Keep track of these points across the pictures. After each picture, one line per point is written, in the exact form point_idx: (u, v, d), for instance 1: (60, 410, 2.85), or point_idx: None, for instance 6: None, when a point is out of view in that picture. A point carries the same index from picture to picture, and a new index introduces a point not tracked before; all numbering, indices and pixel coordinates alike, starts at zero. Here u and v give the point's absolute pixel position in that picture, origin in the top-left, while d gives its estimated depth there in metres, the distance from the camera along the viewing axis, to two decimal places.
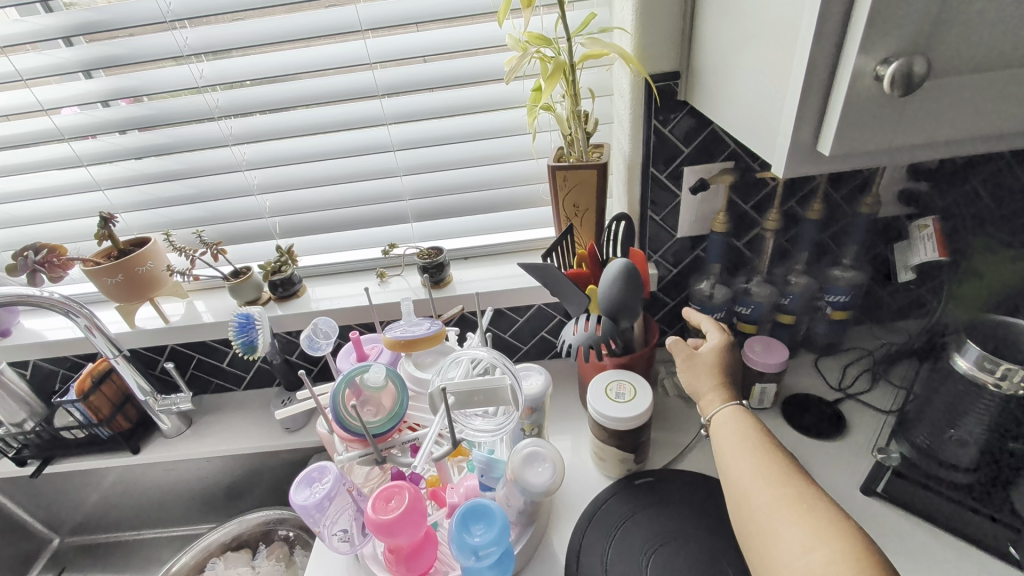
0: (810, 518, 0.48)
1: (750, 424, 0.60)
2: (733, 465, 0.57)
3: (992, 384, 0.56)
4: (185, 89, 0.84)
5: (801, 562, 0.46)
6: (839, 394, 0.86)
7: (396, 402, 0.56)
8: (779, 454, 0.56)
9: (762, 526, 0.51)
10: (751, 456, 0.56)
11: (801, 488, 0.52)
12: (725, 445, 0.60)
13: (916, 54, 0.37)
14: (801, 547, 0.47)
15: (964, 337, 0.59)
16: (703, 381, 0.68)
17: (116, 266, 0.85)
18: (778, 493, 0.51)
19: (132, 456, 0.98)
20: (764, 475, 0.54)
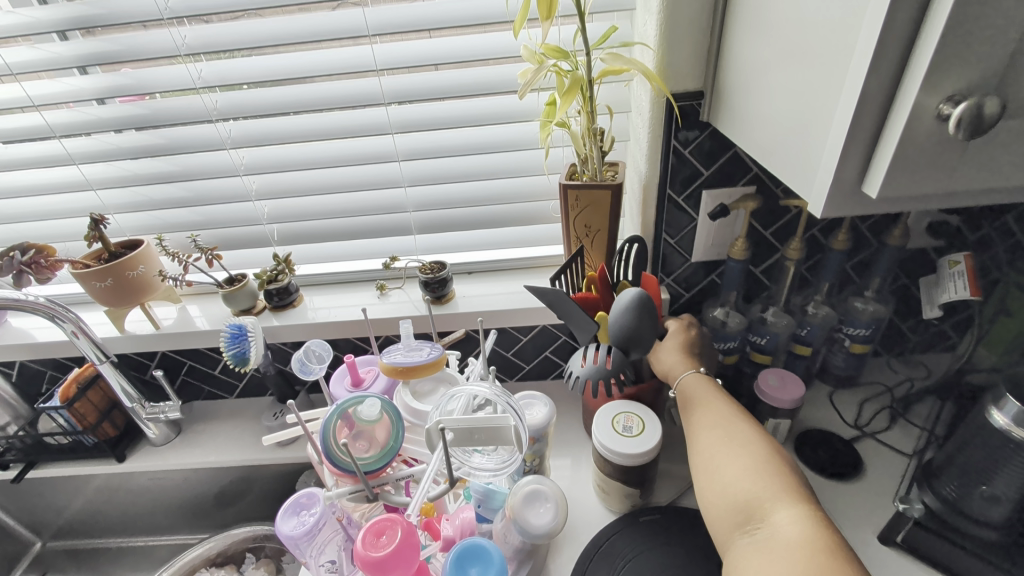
0: (741, 450, 0.53)
1: (701, 377, 0.64)
2: (687, 413, 0.62)
3: None
4: (183, 89, 0.80)
5: (727, 485, 0.51)
6: (856, 431, 0.83)
7: (391, 436, 0.52)
8: (724, 400, 0.61)
9: (701, 459, 0.56)
10: (701, 404, 0.61)
11: (738, 427, 0.57)
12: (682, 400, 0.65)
13: (989, 94, 0.34)
14: (728, 472, 0.52)
15: (1004, 390, 0.56)
16: (667, 360, 0.68)
17: (105, 270, 0.82)
18: (719, 433, 0.56)
19: (117, 464, 0.94)
20: (710, 419, 0.59)
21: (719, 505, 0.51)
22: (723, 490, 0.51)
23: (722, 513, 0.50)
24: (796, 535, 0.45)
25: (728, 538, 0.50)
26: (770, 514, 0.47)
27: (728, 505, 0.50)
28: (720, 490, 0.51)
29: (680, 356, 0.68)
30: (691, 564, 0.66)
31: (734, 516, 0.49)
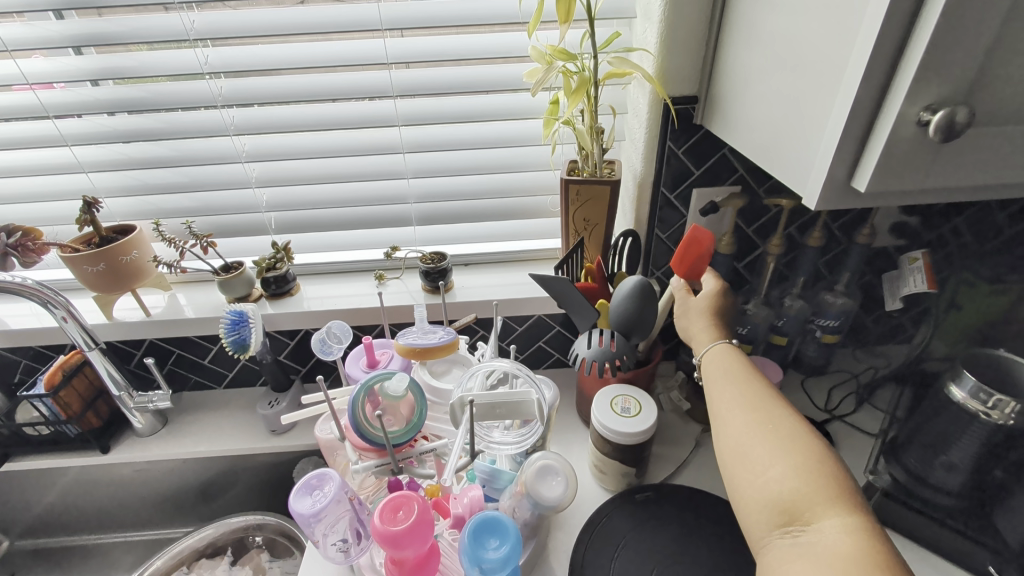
0: (781, 443, 0.49)
1: (731, 355, 0.61)
2: (718, 395, 0.58)
3: (983, 413, 0.61)
4: (187, 73, 0.80)
5: (766, 481, 0.48)
6: (827, 415, 0.90)
7: (415, 412, 0.55)
8: (759, 383, 0.57)
9: (734, 448, 0.52)
10: (733, 387, 0.57)
11: (776, 414, 0.52)
12: (711, 379, 0.61)
13: (962, 103, 0.40)
14: (767, 468, 0.48)
15: (960, 368, 0.64)
16: (698, 325, 0.67)
17: (98, 254, 0.80)
18: (754, 420, 0.52)
19: (101, 456, 0.92)
20: (743, 405, 0.54)
21: (753, 502, 0.48)
22: (762, 487, 0.48)
23: (759, 511, 0.47)
24: (843, 544, 0.41)
25: (764, 535, 0.47)
26: (814, 518, 0.44)
27: (766, 504, 0.47)
28: (757, 487, 0.48)
29: (706, 321, 0.67)
30: (684, 537, 0.71)
31: (773, 516, 0.46)
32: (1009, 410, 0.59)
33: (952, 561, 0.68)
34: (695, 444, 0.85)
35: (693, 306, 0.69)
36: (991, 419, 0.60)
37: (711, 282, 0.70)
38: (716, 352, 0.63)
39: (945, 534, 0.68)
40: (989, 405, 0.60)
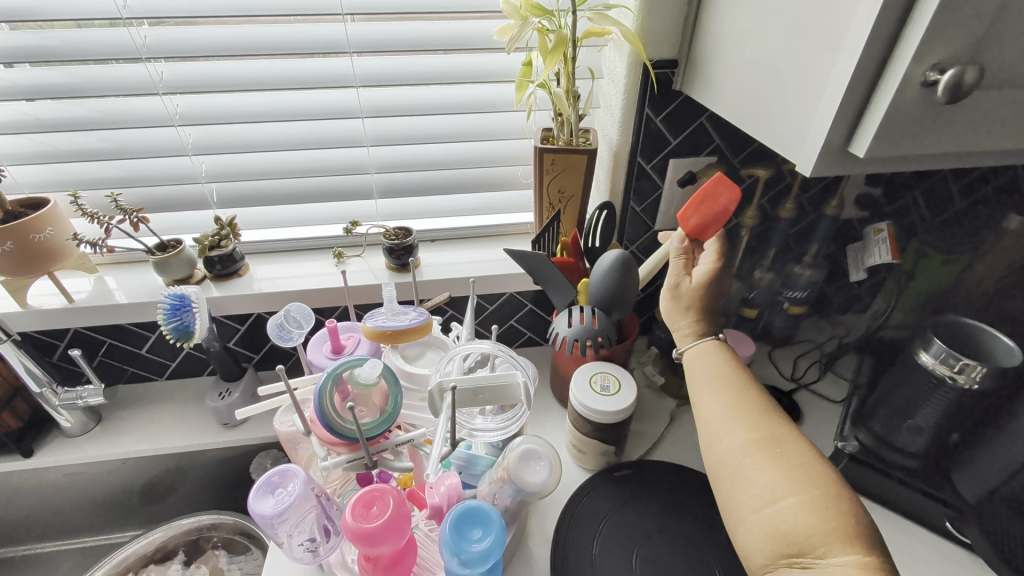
0: (787, 467, 0.46)
1: (720, 356, 0.57)
2: (704, 402, 0.55)
3: (950, 377, 0.62)
4: (102, 19, 0.68)
5: (773, 510, 0.45)
6: (793, 384, 0.92)
7: (389, 401, 0.50)
8: (752, 391, 0.53)
9: (729, 467, 0.49)
10: (719, 392, 0.54)
11: (776, 431, 0.49)
12: (697, 380, 0.57)
13: (970, 62, 0.38)
14: (773, 494, 0.45)
15: (930, 334, 0.65)
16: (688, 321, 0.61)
17: (2, 231, 0.68)
18: (755, 438, 0.49)
19: (22, 460, 0.81)
20: (740, 418, 0.51)
21: (757, 529, 0.45)
22: (769, 517, 0.45)
23: (765, 541, 0.44)
24: None
25: (770, 566, 0.44)
26: (827, 554, 0.41)
27: (775, 535, 0.44)
28: (763, 516, 0.45)
29: (694, 312, 0.61)
30: (666, 513, 0.70)
31: (780, 547, 0.44)
32: (975, 373, 0.60)
33: (916, 521, 0.70)
34: (670, 419, 0.85)
35: (681, 300, 0.62)
36: (957, 383, 0.62)
37: (708, 260, 0.63)
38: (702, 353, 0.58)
39: (908, 494, 0.69)
40: (956, 369, 0.61)
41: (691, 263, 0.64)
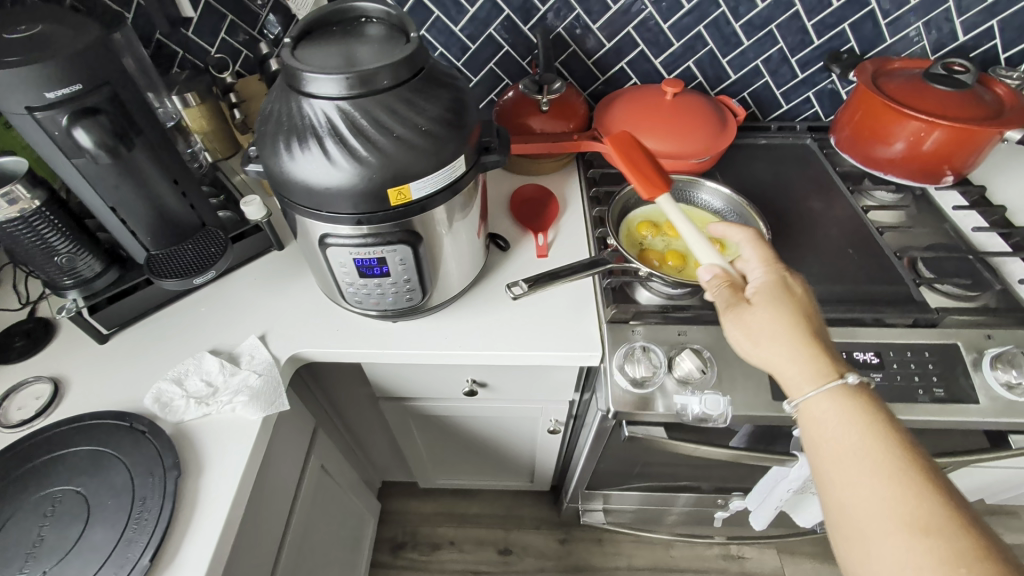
0: (873, 472, 0.49)
1: (837, 394, 0.54)
2: (817, 431, 0.54)
3: (18, 209, 0.66)
4: None
5: (865, 497, 0.49)
6: (28, 304, 0.85)
7: None
8: (904, 484, 0.48)
9: (833, 441, 0.53)
10: (869, 422, 0.52)
11: (900, 473, 0.48)
12: (829, 424, 0.53)
13: None
14: (866, 489, 0.49)
15: None
16: (778, 354, 0.57)
17: None
18: (881, 468, 0.49)
19: None
20: (876, 461, 0.49)
21: (867, 499, 0.49)
22: (854, 498, 0.49)
23: (873, 518, 0.48)
24: (918, 514, 0.46)
25: (887, 538, 0.46)
26: (935, 520, 0.45)
27: (873, 518, 0.48)
28: (851, 506, 0.49)
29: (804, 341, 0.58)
30: None
31: (898, 521, 0.47)
32: (18, 191, 0.65)
33: (167, 304, 0.83)
34: None
35: (789, 307, 0.60)
36: (27, 207, 0.67)
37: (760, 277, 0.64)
38: (861, 383, 0.54)
39: (139, 296, 0.79)
40: (9, 200, 0.65)
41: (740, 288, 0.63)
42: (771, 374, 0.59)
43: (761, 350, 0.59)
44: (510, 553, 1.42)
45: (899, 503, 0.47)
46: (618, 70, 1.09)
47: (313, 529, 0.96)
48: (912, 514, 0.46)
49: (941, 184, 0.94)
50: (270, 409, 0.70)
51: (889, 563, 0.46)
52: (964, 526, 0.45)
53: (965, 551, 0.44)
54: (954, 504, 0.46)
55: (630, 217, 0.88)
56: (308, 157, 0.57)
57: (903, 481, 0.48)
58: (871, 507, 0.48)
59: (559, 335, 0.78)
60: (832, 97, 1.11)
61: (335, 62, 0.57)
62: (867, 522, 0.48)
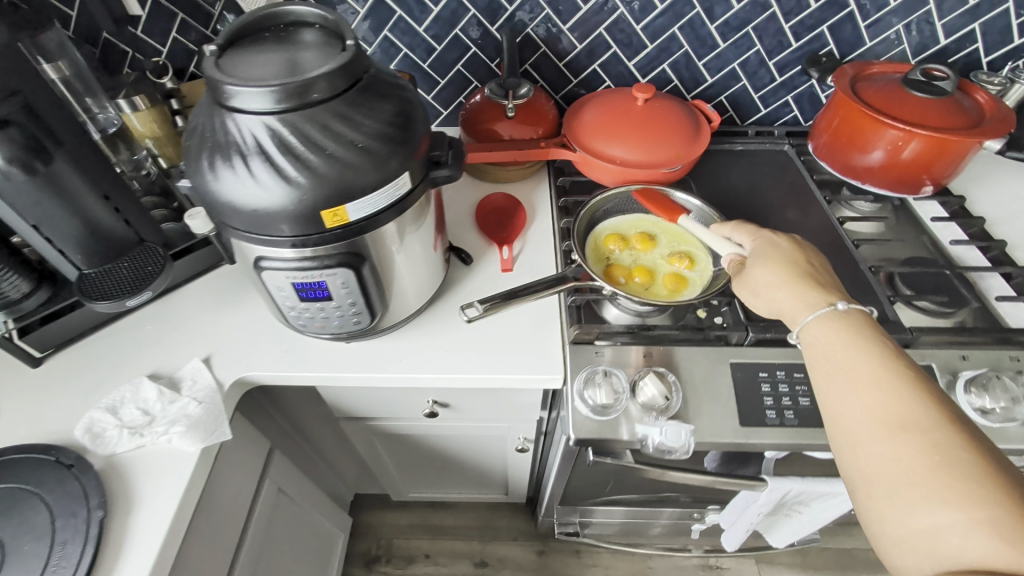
0: (863, 384, 0.52)
1: (830, 321, 0.58)
2: (814, 352, 0.57)
3: None
4: None
5: (855, 409, 0.51)
6: None
7: None
8: (889, 390, 0.51)
9: (829, 358, 0.56)
10: (863, 339, 0.55)
11: (887, 381, 0.51)
12: (826, 348, 0.57)
13: None
14: (855, 401, 0.52)
15: None
16: (784, 300, 0.62)
17: None
18: (870, 378, 0.52)
19: None
20: (865, 373, 0.52)
21: (857, 409, 0.51)
22: (846, 411, 0.52)
23: (862, 427, 0.50)
24: (902, 416, 0.49)
25: (874, 443, 0.49)
26: (920, 424, 0.48)
27: (864, 427, 0.50)
28: (842, 420, 0.52)
29: (799, 285, 0.63)
30: None
31: (884, 426, 0.49)
32: None
33: (108, 323, 0.77)
34: None
35: (787, 260, 0.66)
36: None
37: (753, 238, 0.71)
38: (857, 309, 0.57)
39: (75, 317, 0.74)
40: None
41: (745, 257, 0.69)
42: (774, 314, 0.64)
43: (768, 299, 0.64)
44: (486, 566, 1.39)
45: (884, 406, 0.50)
46: (590, 72, 1.05)
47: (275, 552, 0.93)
48: (896, 416, 0.49)
49: (920, 194, 0.91)
50: (208, 441, 0.66)
51: (872, 463, 0.49)
52: (947, 425, 0.47)
53: (939, 444, 0.47)
54: (938, 405, 0.49)
55: (598, 230, 0.84)
56: (234, 173, 0.53)
57: (886, 387, 0.51)
58: (858, 412, 0.51)
59: (520, 358, 0.74)
60: (812, 102, 1.07)
61: (275, 73, 0.52)
62: (853, 428, 0.51)
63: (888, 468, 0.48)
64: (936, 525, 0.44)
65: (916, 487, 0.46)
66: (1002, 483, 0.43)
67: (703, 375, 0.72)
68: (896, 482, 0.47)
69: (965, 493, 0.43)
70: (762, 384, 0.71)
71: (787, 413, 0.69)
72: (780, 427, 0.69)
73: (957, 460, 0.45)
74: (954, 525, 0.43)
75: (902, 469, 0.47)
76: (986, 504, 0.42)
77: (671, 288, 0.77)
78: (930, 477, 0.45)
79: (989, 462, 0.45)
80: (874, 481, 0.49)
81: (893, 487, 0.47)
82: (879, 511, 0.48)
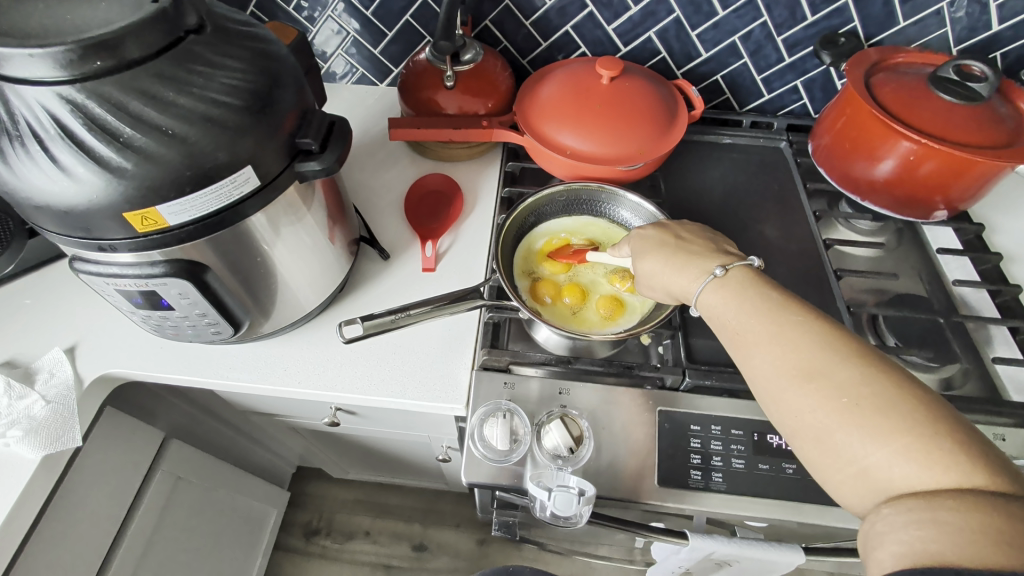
0: (764, 338, 0.47)
1: (718, 280, 0.54)
2: (713, 318, 0.53)
3: None
4: None
5: (766, 365, 0.47)
6: None
7: None
8: (792, 334, 0.46)
9: (726, 323, 0.52)
10: (757, 292, 0.51)
11: (787, 325, 0.47)
12: (725, 306, 0.52)
13: None
14: (763, 357, 0.47)
15: None
16: (673, 282, 0.57)
17: None
18: (769, 327, 0.48)
19: None
20: (763, 324, 0.48)
21: (768, 365, 0.46)
22: (759, 371, 0.47)
23: (776, 383, 0.46)
24: (809, 360, 0.44)
25: (791, 399, 0.44)
26: (826, 368, 0.43)
27: (779, 383, 0.45)
28: (760, 381, 0.47)
29: (676, 272, 0.57)
30: None
31: (795, 376, 0.44)
32: None
33: None
34: None
35: (660, 241, 0.61)
36: None
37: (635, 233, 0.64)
38: (738, 266, 0.53)
39: None
40: None
41: (633, 241, 0.63)
42: (673, 300, 0.59)
43: (661, 286, 0.59)
44: (424, 549, 1.37)
45: (788, 356, 0.45)
46: (562, 35, 0.88)
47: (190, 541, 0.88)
48: (799, 363, 0.45)
49: (930, 219, 0.76)
50: (49, 448, 0.58)
51: (793, 417, 0.44)
52: (848, 358, 0.43)
53: (849, 383, 0.42)
54: (836, 341, 0.45)
55: (535, 234, 0.76)
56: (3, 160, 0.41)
57: (789, 334, 0.46)
58: (768, 369, 0.46)
59: (418, 378, 0.65)
60: (824, 90, 0.90)
61: (101, 17, 0.39)
62: (768, 387, 0.47)
63: (808, 420, 0.43)
64: (867, 465, 0.40)
65: (837, 432, 0.41)
66: (913, 403, 0.40)
67: (624, 423, 0.62)
68: (818, 431, 0.42)
69: (882, 425, 0.40)
70: (692, 439, 0.61)
71: (715, 475, 0.60)
72: (704, 491, 0.59)
73: (867, 393, 0.41)
74: (883, 460, 0.39)
75: (820, 418, 0.42)
76: (904, 430, 0.39)
77: (604, 314, 0.68)
78: (846, 419, 0.41)
79: (895, 383, 0.41)
80: (802, 437, 0.44)
81: (819, 438, 0.42)
82: (814, 465, 0.43)
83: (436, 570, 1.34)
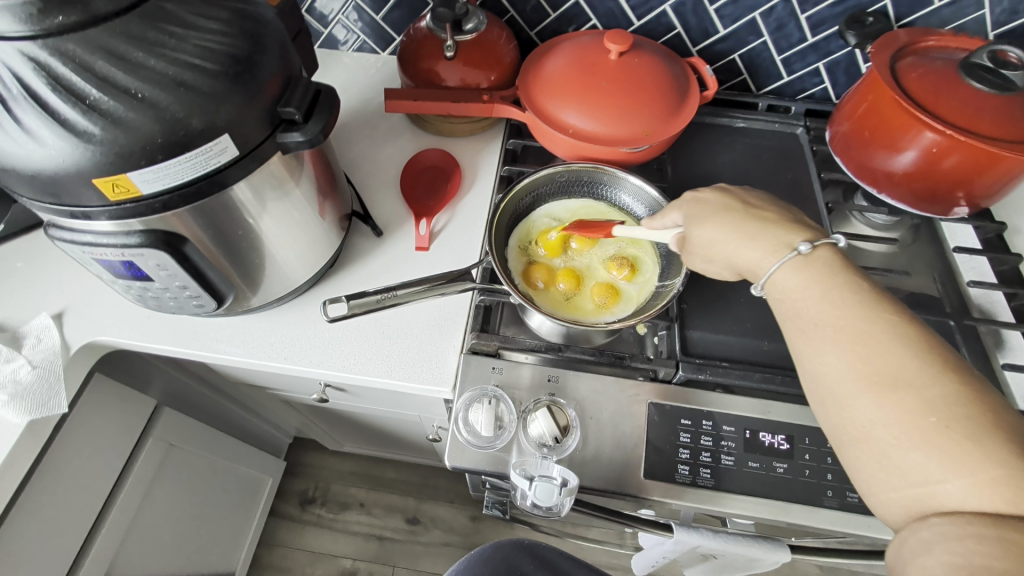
0: (847, 337, 0.44)
1: (800, 260, 0.50)
2: (785, 304, 0.50)
3: None
4: None
5: (842, 366, 0.44)
6: None
7: None
8: (880, 339, 0.43)
9: (802, 313, 0.48)
10: (846, 287, 0.47)
11: (875, 329, 0.44)
12: (803, 295, 0.49)
13: None
14: (840, 357, 0.44)
15: None
16: (737, 252, 0.53)
17: None
18: (855, 327, 0.44)
19: None
20: (847, 323, 0.45)
21: (844, 366, 0.44)
22: (833, 371, 0.44)
23: (850, 388, 0.43)
24: (896, 371, 0.42)
25: (866, 407, 0.42)
26: (916, 381, 0.41)
27: (854, 389, 0.43)
28: (830, 382, 0.45)
29: (742, 241, 0.53)
30: None
31: (877, 385, 0.42)
32: None
33: None
34: None
35: (725, 205, 0.56)
36: None
37: (693, 196, 0.59)
38: (825, 244, 0.49)
39: None
40: None
41: (690, 205, 0.59)
42: (733, 272, 0.55)
43: (721, 258, 0.55)
44: (418, 523, 1.39)
45: (872, 362, 0.43)
46: (573, 5, 0.84)
47: (183, 506, 0.90)
48: (883, 371, 0.42)
49: (949, 215, 0.72)
50: (34, 414, 0.58)
51: (860, 425, 0.42)
52: (939, 374, 0.41)
53: (936, 400, 0.40)
54: (928, 354, 0.42)
55: (533, 218, 0.73)
56: None
57: (877, 337, 0.43)
58: (842, 371, 0.44)
59: (406, 359, 0.64)
60: (848, 74, 0.85)
61: None
62: (838, 389, 0.44)
63: (881, 431, 0.41)
64: (939, 487, 0.38)
65: (913, 450, 0.39)
66: (1002, 433, 0.38)
67: (613, 414, 0.60)
68: (888, 445, 0.41)
69: (970, 451, 0.38)
70: (681, 434, 0.60)
71: (702, 471, 0.58)
72: (692, 487, 0.58)
73: (957, 414, 0.39)
74: (954, 485, 0.38)
75: (895, 431, 0.40)
76: (986, 458, 0.37)
77: (598, 302, 0.66)
78: (928, 437, 0.39)
79: (987, 409, 0.39)
80: (863, 447, 0.42)
81: (886, 452, 0.41)
82: (870, 476, 0.42)
83: (428, 543, 1.36)
